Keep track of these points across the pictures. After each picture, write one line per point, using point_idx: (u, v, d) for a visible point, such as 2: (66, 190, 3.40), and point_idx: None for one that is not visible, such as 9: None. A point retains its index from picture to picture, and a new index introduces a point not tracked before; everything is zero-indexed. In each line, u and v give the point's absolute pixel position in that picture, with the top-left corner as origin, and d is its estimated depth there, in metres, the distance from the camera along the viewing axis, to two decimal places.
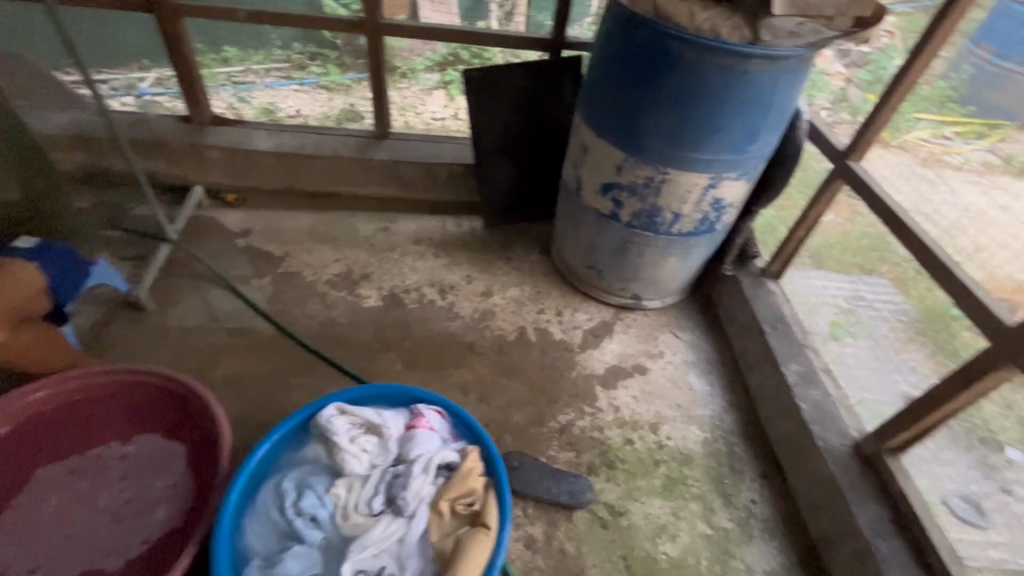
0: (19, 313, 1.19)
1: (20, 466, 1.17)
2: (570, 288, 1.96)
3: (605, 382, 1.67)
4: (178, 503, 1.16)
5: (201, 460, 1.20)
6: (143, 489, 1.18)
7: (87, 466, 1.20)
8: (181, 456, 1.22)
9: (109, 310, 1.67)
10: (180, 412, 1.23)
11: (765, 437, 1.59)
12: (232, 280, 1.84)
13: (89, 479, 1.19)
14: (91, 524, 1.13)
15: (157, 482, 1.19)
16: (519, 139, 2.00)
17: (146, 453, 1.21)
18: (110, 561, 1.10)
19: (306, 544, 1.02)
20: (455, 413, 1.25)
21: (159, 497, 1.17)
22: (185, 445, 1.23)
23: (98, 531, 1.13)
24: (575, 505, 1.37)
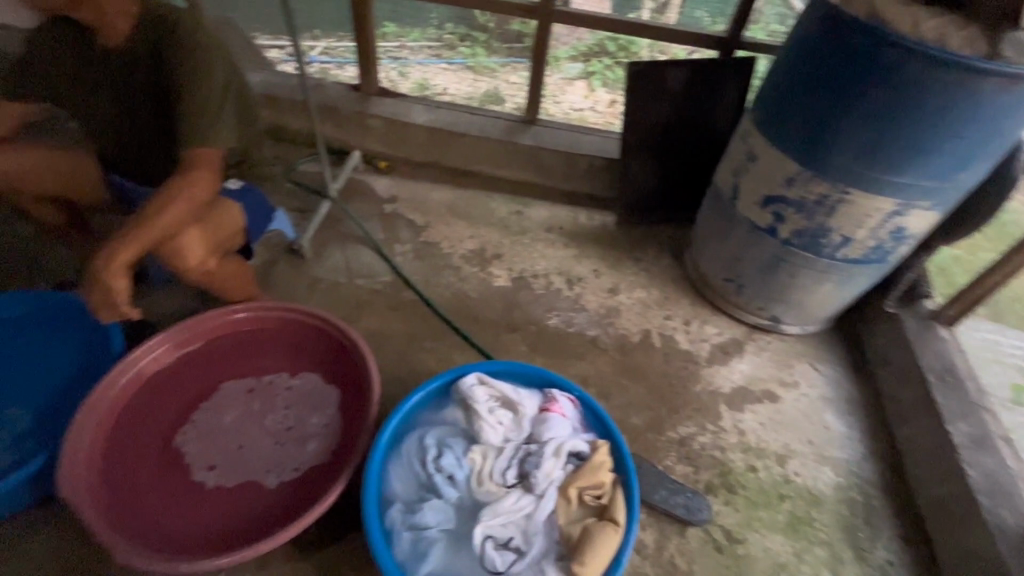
0: (223, 246, 1.33)
1: (211, 377, 1.35)
2: (701, 298, 1.88)
3: (731, 403, 1.60)
4: (328, 441, 1.26)
5: (354, 405, 1.29)
6: (302, 421, 1.30)
7: (259, 390, 1.34)
8: (336, 398, 1.32)
9: (275, 253, 1.86)
10: (342, 357, 1.35)
11: (910, 495, 1.44)
12: (378, 241, 1.98)
13: (258, 402, 1.33)
14: (256, 441, 1.27)
15: (313, 417, 1.30)
16: (670, 139, 1.94)
17: (310, 388, 1.34)
18: (268, 478, 1.21)
19: (443, 499, 1.09)
20: (587, 404, 1.26)
21: (313, 431, 1.28)
22: (341, 390, 1.33)
23: (261, 450, 1.25)
24: (691, 522, 1.33)
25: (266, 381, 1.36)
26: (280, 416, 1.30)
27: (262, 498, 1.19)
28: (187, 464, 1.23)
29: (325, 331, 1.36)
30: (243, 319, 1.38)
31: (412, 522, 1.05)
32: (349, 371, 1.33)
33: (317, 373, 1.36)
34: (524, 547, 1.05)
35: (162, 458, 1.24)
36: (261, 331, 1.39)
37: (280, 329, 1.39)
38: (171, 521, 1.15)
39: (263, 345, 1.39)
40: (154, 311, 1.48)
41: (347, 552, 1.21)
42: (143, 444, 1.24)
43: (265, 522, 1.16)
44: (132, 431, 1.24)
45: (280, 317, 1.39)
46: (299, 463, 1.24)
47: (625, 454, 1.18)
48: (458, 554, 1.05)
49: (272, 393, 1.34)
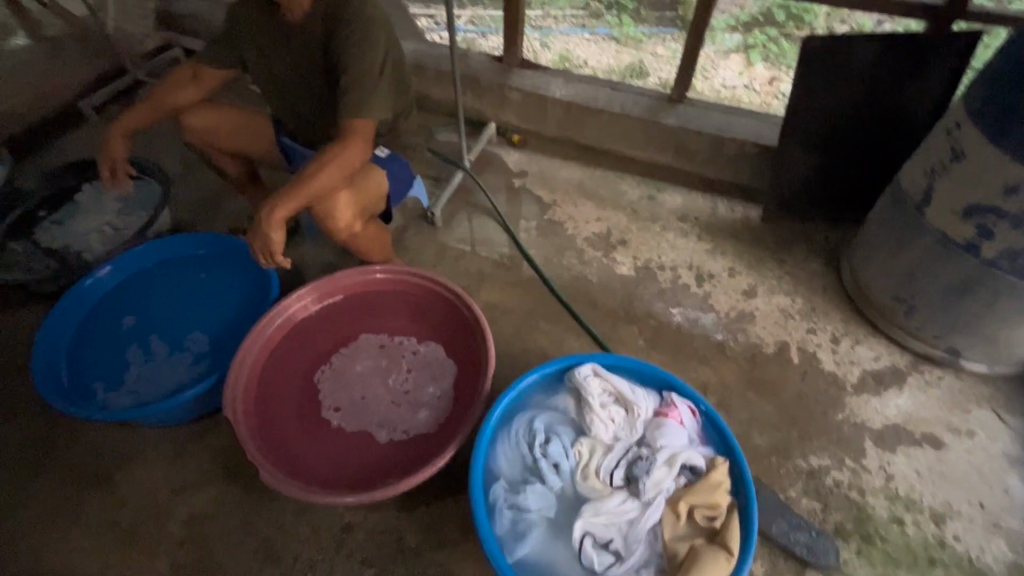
0: (369, 211, 1.42)
1: (345, 331, 1.47)
2: (856, 314, 1.64)
3: (880, 440, 1.38)
4: (439, 412, 1.32)
5: (468, 381, 1.34)
6: (418, 388, 1.37)
7: (386, 350, 1.44)
8: (451, 374, 1.38)
9: (410, 218, 1.97)
10: (463, 336, 1.39)
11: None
12: (504, 215, 2.00)
13: (384, 361, 1.43)
14: (377, 397, 1.36)
15: (429, 387, 1.36)
16: (845, 128, 1.67)
17: (430, 358, 1.41)
18: (381, 435, 1.31)
19: (546, 485, 1.08)
20: (709, 416, 1.16)
21: (428, 400, 1.35)
22: (457, 366, 1.38)
23: (380, 407, 1.35)
24: (812, 563, 1.20)
25: (393, 344, 1.45)
26: (401, 378, 1.39)
27: (376, 451, 1.29)
28: (317, 405, 1.37)
29: (452, 306, 1.41)
30: (380, 283, 1.48)
31: (514, 502, 1.07)
32: (469, 348, 1.38)
33: (439, 345, 1.43)
34: (623, 553, 1.01)
35: (299, 395, 1.38)
36: (393, 297, 1.49)
37: (410, 297, 1.48)
38: (300, 452, 1.29)
39: (394, 310, 1.49)
40: (305, 262, 1.65)
41: (451, 511, 1.27)
42: (286, 379, 1.39)
43: (375, 474, 1.25)
44: (279, 367, 1.40)
45: (412, 286, 1.47)
46: (411, 426, 1.31)
47: (747, 479, 1.07)
48: (555, 543, 1.04)
49: (396, 356, 1.43)
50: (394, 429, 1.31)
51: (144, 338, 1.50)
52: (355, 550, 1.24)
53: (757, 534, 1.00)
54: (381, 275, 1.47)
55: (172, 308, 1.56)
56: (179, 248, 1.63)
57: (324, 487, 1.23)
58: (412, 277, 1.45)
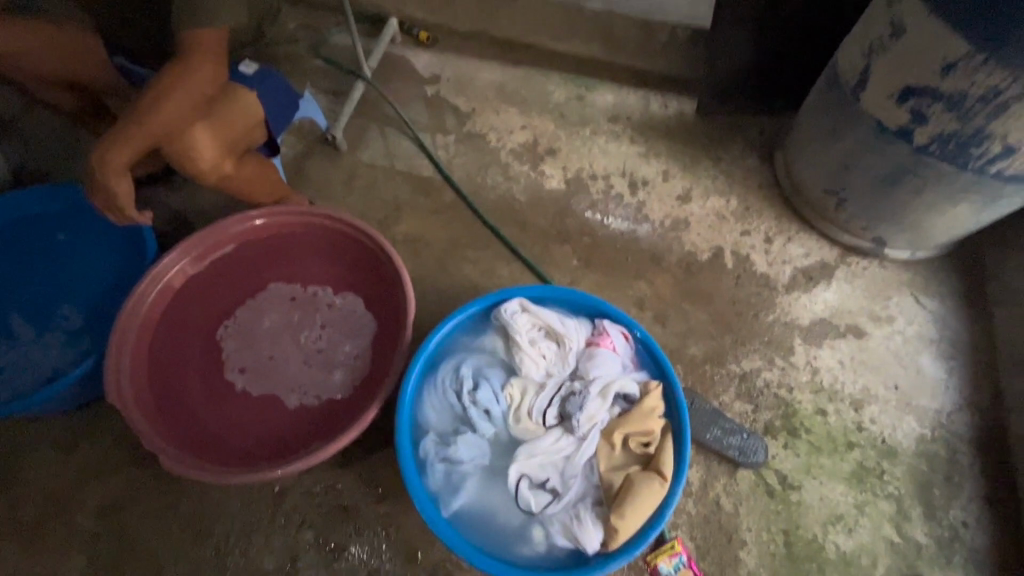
0: (242, 144, 1.16)
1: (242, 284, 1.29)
2: (788, 210, 1.59)
3: (808, 336, 1.41)
4: (358, 370, 1.22)
5: (386, 333, 1.23)
6: (333, 346, 1.25)
7: (292, 306, 1.29)
8: (369, 330, 1.25)
9: (309, 143, 1.71)
10: (381, 289, 1.25)
11: (1005, 456, 1.27)
12: (418, 131, 1.76)
13: (290, 318, 1.28)
14: (288, 359, 1.24)
15: (345, 346, 1.24)
16: (784, 3, 1.50)
17: (346, 312, 1.27)
18: (291, 399, 1.21)
19: (478, 433, 1.04)
20: (642, 341, 1.11)
21: (344, 358, 1.23)
22: (376, 322, 1.25)
23: (291, 369, 1.23)
24: (743, 463, 1.24)
25: (299, 297, 1.29)
26: (311, 336, 1.26)
27: (292, 419, 1.19)
28: (219, 370, 1.23)
29: (361, 251, 1.26)
30: (274, 231, 1.28)
31: (445, 455, 1.02)
32: (384, 296, 1.25)
33: (352, 294, 1.29)
34: (561, 489, 1.00)
35: (196, 367, 1.23)
36: (292, 244, 1.30)
37: (312, 244, 1.30)
38: (205, 420, 1.19)
39: (295, 260, 1.31)
40: (185, 208, 1.41)
41: (386, 464, 1.22)
42: (179, 351, 1.23)
43: (295, 443, 1.17)
44: (170, 327, 1.23)
45: (313, 232, 1.29)
46: (328, 387, 1.21)
47: (680, 400, 1.05)
48: (492, 488, 1.02)
49: (302, 310, 1.28)
50: (310, 392, 1.21)
51: (2, 315, 1.28)
52: (290, 515, 1.18)
53: (689, 453, 1.00)
54: (273, 221, 1.28)
55: (28, 278, 1.32)
56: (28, 203, 1.35)
57: (237, 461, 1.14)
58: (312, 221, 1.27)
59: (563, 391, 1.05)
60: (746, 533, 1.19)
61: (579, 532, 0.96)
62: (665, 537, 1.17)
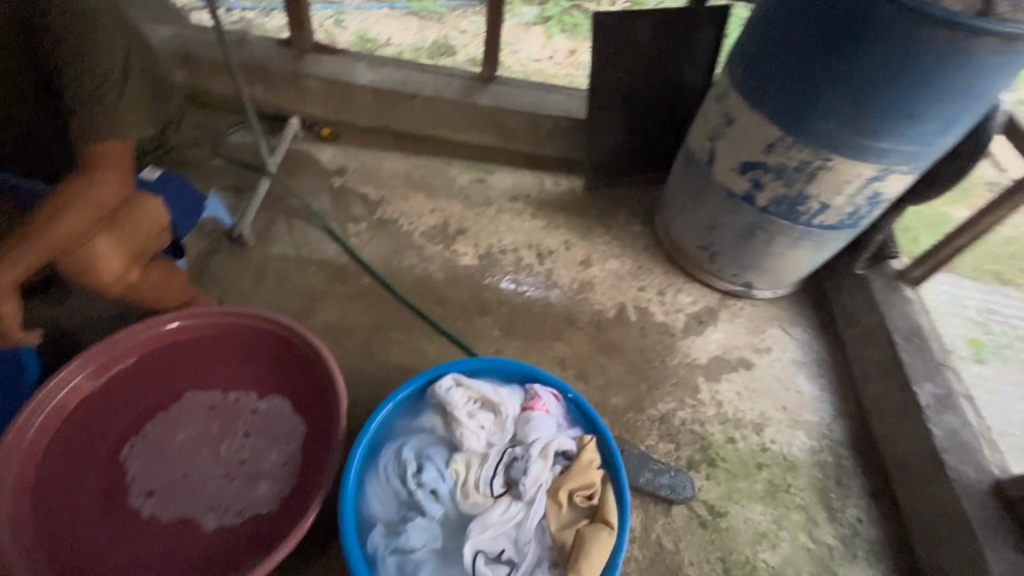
0: (147, 252, 1.13)
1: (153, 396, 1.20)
2: (673, 266, 1.84)
3: (708, 373, 1.59)
4: (285, 478, 1.14)
5: (315, 431, 1.18)
6: (258, 456, 1.17)
7: (209, 417, 1.20)
8: (299, 435, 1.19)
9: (212, 241, 1.67)
10: (311, 388, 1.21)
11: (875, 453, 1.50)
12: (329, 221, 1.80)
13: (207, 431, 1.19)
14: (205, 474, 1.14)
15: (271, 454, 1.17)
16: (640, 98, 1.82)
17: (273, 417, 1.21)
18: (209, 520, 1.10)
19: (427, 517, 1.03)
20: (572, 399, 1.20)
21: (270, 467, 1.15)
22: (307, 425, 1.20)
23: (209, 485, 1.13)
24: (675, 500, 1.34)
25: (217, 407, 1.22)
26: (232, 448, 1.17)
27: (212, 543, 1.08)
28: (122, 495, 1.11)
29: (282, 349, 1.22)
30: (184, 339, 1.22)
31: (397, 547, 0.99)
32: (311, 392, 1.21)
33: (276, 395, 1.23)
34: (516, 559, 1.02)
35: (95, 503, 1.09)
36: (206, 351, 1.24)
37: (228, 347, 1.25)
38: (105, 554, 1.05)
39: (211, 367, 1.25)
40: (72, 322, 1.29)
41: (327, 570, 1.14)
42: (75, 487, 1.09)
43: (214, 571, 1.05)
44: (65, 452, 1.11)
45: (228, 335, 1.24)
46: (253, 503, 1.12)
47: (612, 449, 1.13)
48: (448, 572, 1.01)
49: (222, 421, 1.20)
50: (232, 510, 1.10)
51: None
52: None
53: (629, 498, 1.07)
54: (182, 328, 1.21)
55: None
56: None
57: None
58: (225, 323, 1.22)
59: (506, 459, 1.09)
60: (690, 568, 1.27)
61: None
62: None
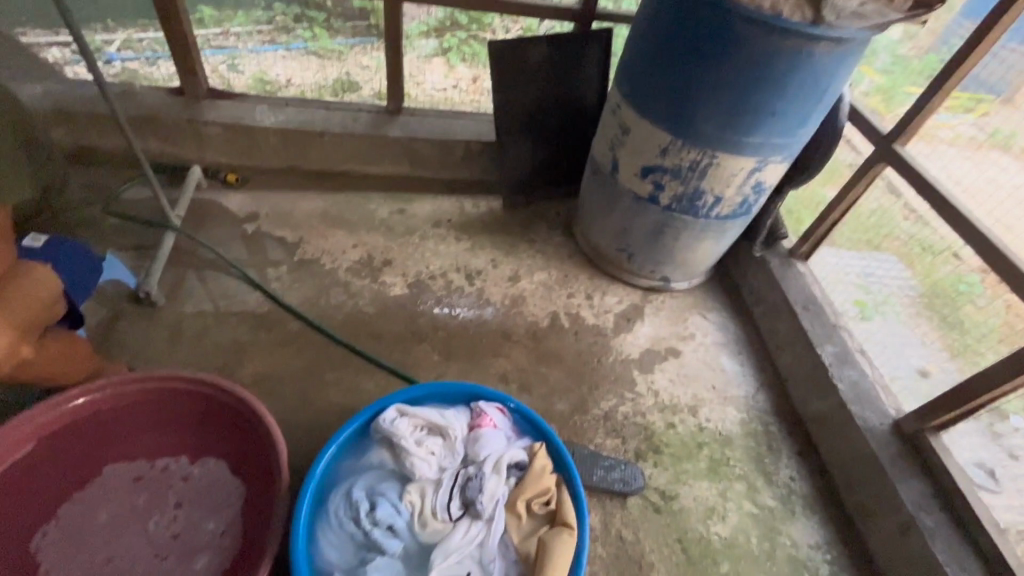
0: (42, 325, 1.03)
1: (68, 477, 1.10)
2: (595, 270, 1.93)
3: (641, 366, 1.68)
4: (223, 546, 1.06)
5: (254, 489, 1.11)
6: (193, 527, 1.09)
7: (135, 493, 1.12)
8: (238, 497, 1.11)
9: (115, 305, 1.54)
10: (246, 445, 1.15)
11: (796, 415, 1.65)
12: (246, 269, 1.72)
13: (133, 510, 1.10)
14: (133, 555, 1.05)
15: (208, 524, 1.09)
16: (543, 117, 1.92)
17: (208, 482, 1.13)
18: None
19: (387, 554, 1.00)
20: (518, 410, 1.22)
21: (207, 537, 1.07)
22: (245, 486, 1.12)
23: (137, 567, 1.04)
24: (629, 492, 1.39)
25: (144, 482, 1.13)
26: (162, 523, 1.09)
27: None
28: None
29: (210, 407, 1.16)
30: (98, 411, 1.12)
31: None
32: (246, 448, 1.14)
33: (210, 458, 1.17)
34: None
35: None
36: (125, 420, 1.15)
37: (149, 414, 1.16)
38: None
39: (134, 440, 1.16)
40: None
41: None
42: None
43: None
44: None
45: (149, 399, 1.16)
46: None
47: (562, 452, 1.17)
48: None
49: (150, 495, 1.12)
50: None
51: None
52: None
53: (584, 496, 1.11)
54: (94, 399, 1.11)
55: None
56: None
57: None
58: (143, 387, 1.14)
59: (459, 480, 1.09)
60: (651, 555, 1.31)
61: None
62: None
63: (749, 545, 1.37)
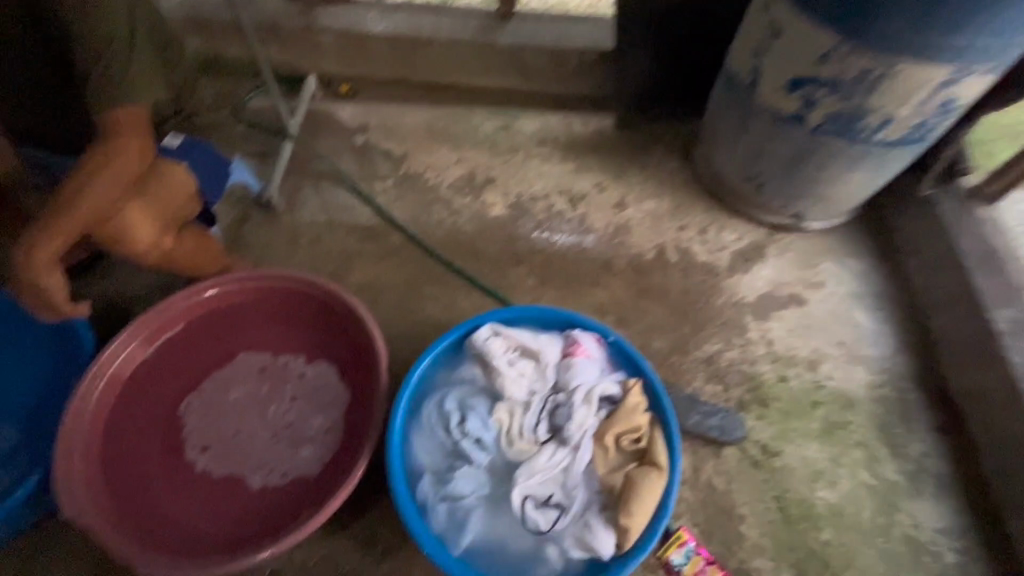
0: (179, 217, 1.13)
1: (206, 357, 1.24)
2: (714, 201, 1.73)
3: (756, 312, 1.52)
4: (328, 441, 1.15)
5: (359, 391, 1.19)
6: (303, 419, 1.18)
7: (257, 381, 1.22)
8: (343, 400, 1.19)
9: (244, 208, 1.67)
10: (353, 352, 1.22)
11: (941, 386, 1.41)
12: (355, 181, 1.77)
13: (254, 396, 1.21)
14: (255, 433, 1.17)
15: (315, 419, 1.18)
16: (673, 19, 1.66)
17: (319, 382, 1.22)
18: (256, 479, 1.12)
19: (474, 465, 1.03)
20: (614, 343, 1.16)
21: (315, 431, 1.16)
22: (350, 390, 1.20)
23: (257, 444, 1.15)
24: (725, 441, 1.30)
25: (264, 372, 1.23)
26: (279, 411, 1.19)
27: (261, 501, 1.10)
28: (179, 449, 1.15)
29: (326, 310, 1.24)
30: (236, 303, 1.25)
31: (446, 496, 1.01)
32: (355, 353, 1.22)
33: (320, 359, 1.24)
34: (565, 503, 1.01)
35: (157, 462, 1.14)
36: (255, 315, 1.27)
37: (275, 312, 1.27)
38: (164, 503, 1.10)
39: (258, 332, 1.27)
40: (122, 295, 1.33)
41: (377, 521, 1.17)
42: (138, 445, 1.14)
43: (264, 526, 1.08)
44: (129, 406, 1.16)
45: (276, 297, 1.26)
46: (298, 466, 1.13)
47: (657, 389, 1.09)
48: (499, 519, 1.02)
49: (270, 384, 1.22)
50: (281, 470, 1.13)
51: None
52: None
53: (676, 438, 1.04)
54: (233, 291, 1.24)
55: None
56: None
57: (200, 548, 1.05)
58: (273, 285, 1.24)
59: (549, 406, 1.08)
60: (744, 508, 1.24)
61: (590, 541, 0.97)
62: (669, 530, 1.20)
63: (859, 516, 1.24)
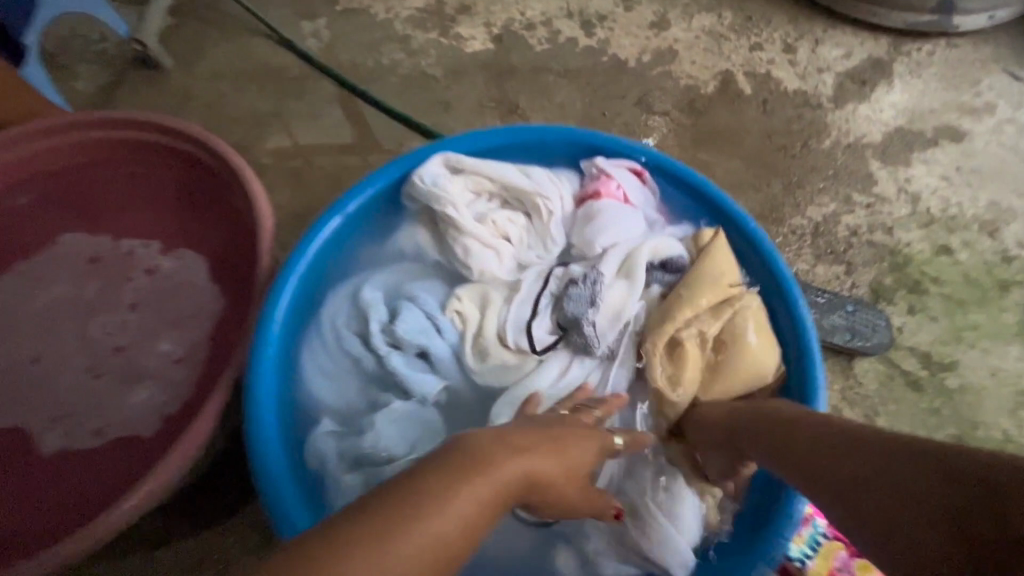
0: None
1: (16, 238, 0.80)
2: (804, 6, 1.13)
3: (886, 156, 0.95)
4: (177, 380, 0.71)
5: (226, 298, 0.75)
6: (146, 343, 0.73)
7: (74, 286, 0.77)
8: (211, 311, 0.75)
9: (114, 68, 1.16)
10: (237, 234, 0.76)
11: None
12: (270, 22, 1.22)
13: (69, 309, 0.76)
14: (69, 363, 0.73)
15: (163, 343, 0.73)
16: None
17: (175, 285, 0.77)
18: (59, 437, 0.69)
19: (415, 398, 0.57)
20: (666, 172, 0.66)
21: (156, 363, 0.72)
22: (224, 295, 0.75)
23: (69, 379, 0.71)
24: (859, 352, 0.77)
25: (88, 272, 0.78)
26: (102, 333, 0.74)
27: (67, 468, 0.67)
28: None
29: (189, 175, 0.80)
30: (49, 168, 0.80)
31: (359, 456, 0.54)
32: (228, 240, 0.77)
33: (177, 249, 0.79)
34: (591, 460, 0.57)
35: None
36: (83, 189, 0.82)
37: (114, 184, 0.82)
38: None
39: (83, 215, 0.82)
40: None
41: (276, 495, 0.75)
42: None
43: (65, 509, 0.65)
44: None
45: (114, 158, 0.82)
46: (125, 417, 0.69)
47: (768, 254, 0.62)
48: None
49: (93, 289, 0.77)
50: (93, 424, 0.69)
51: None
52: None
53: (814, 334, 0.59)
54: (42, 149, 0.79)
55: None
56: None
57: None
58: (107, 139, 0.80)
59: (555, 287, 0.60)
60: None
61: (668, 541, 0.55)
62: None
63: None
